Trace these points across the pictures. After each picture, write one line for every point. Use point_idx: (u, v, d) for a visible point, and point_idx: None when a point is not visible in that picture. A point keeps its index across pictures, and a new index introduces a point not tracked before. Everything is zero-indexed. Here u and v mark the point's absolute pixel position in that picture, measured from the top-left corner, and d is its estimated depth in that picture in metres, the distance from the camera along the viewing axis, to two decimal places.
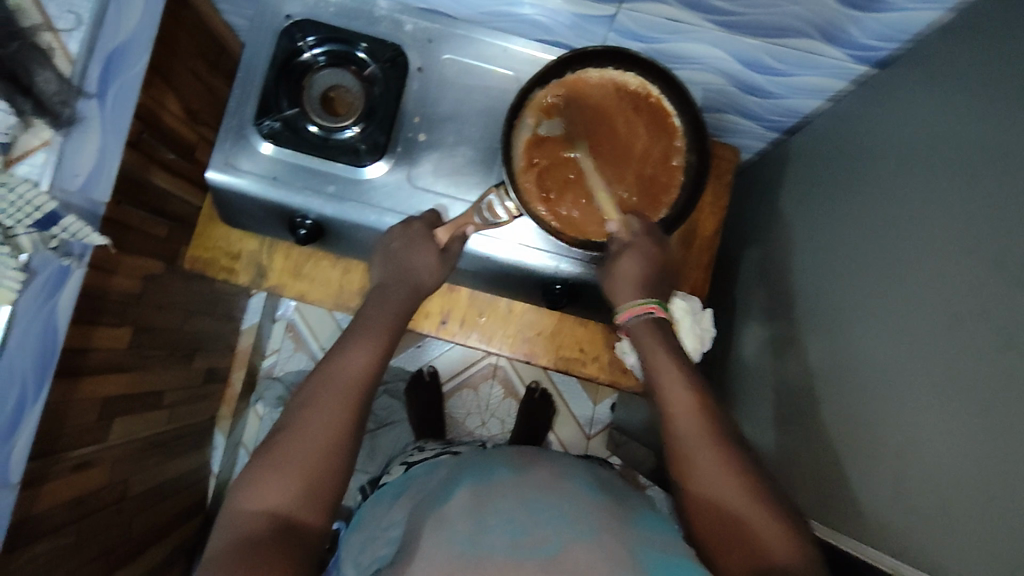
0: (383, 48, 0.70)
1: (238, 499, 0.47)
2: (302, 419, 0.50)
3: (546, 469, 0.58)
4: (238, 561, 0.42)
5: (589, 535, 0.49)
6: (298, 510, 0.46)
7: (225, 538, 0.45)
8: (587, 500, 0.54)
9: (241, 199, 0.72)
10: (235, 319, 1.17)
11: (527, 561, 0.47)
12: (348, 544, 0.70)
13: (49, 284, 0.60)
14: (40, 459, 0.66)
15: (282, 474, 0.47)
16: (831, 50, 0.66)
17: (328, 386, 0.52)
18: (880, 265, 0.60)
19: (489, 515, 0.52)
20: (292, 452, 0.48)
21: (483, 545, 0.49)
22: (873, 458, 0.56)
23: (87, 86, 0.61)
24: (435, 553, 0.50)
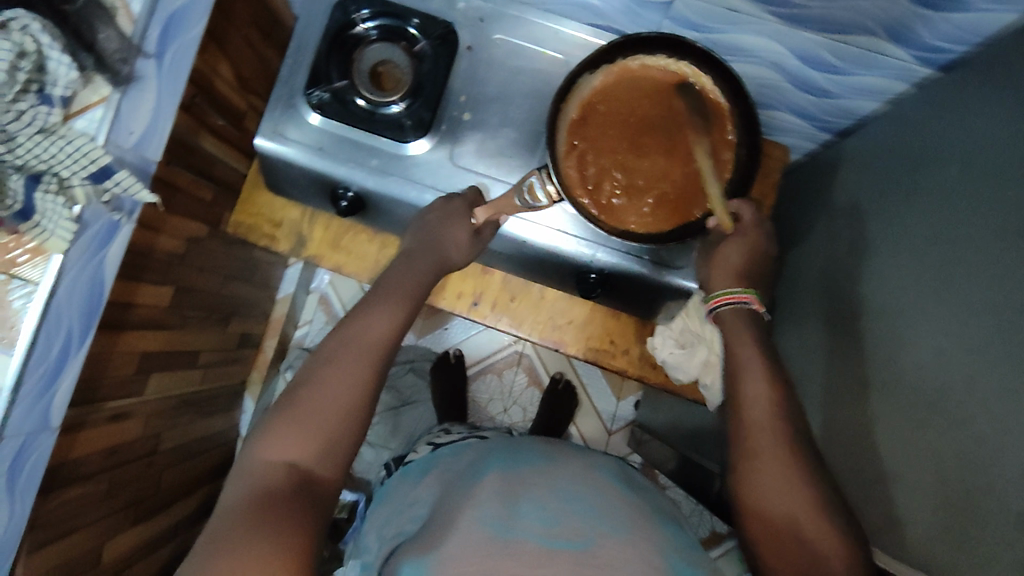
0: (435, 25, 0.70)
1: (257, 447, 0.47)
2: (323, 375, 0.50)
3: (577, 464, 0.59)
4: (259, 513, 0.42)
5: (620, 532, 0.50)
6: (313, 464, 0.47)
7: (243, 484, 0.45)
8: (618, 499, 0.54)
9: (287, 167, 0.73)
10: (271, 288, 1.19)
11: (560, 550, 0.47)
12: (371, 516, 0.71)
13: (98, 237, 0.62)
14: (80, 406, 0.69)
15: (304, 428, 0.48)
16: (895, 50, 0.64)
17: (352, 346, 0.52)
18: (933, 276, 0.58)
19: (521, 501, 0.52)
20: (312, 408, 0.49)
21: (517, 529, 0.49)
22: (916, 478, 0.54)
23: (147, 46, 0.63)
24: (468, 531, 0.50)
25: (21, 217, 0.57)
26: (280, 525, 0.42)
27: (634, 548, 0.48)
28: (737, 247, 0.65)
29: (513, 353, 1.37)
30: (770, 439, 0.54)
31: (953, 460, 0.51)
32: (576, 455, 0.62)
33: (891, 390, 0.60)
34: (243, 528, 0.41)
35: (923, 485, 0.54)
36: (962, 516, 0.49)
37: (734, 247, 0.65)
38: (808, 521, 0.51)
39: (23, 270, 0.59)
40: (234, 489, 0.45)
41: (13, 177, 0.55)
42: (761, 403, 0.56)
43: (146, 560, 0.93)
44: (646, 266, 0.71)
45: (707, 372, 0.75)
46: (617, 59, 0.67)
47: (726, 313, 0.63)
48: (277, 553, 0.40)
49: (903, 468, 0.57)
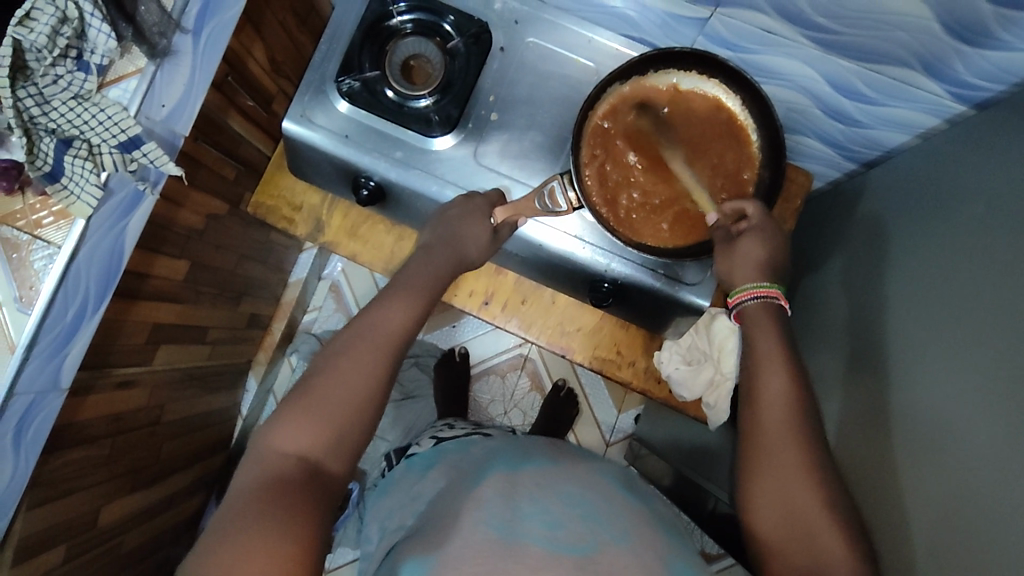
0: (469, 23, 0.71)
1: (269, 435, 0.47)
2: (338, 365, 0.50)
3: (583, 471, 0.59)
4: (265, 500, 0.43)
5: (622, 541, 0.50)
6: (324, 457, 0.47)
7: (254, 471, 0.45)
8: (625, 507, 0.54)
9: (311, 152, 0.73)
10: (284, 271, 1.19)
11: (563, 556, 0.47)
12: (377, 503, 0.72)
13: (121, 207, 0.63)
14: (89, 370, 0.69)
15: (316, 418, 0.48)
16: (930, 84, 0.64)
17: (365, 338, 0.53)
18: (955, 314, 0.57)
19: (524, 503, 0.53)
20: (325, 397, 0.49)
21: (519, 533, 0.49)
22: (927, 516, 0.54)
23: (185, 22, 0.64)
24: (473, 533, 0.50)
25: (50, 179, 0.59)
26: (290, 516, 0.42)
27: (641, 558, 0.48)
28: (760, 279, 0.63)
29: (518, 357, 1.37)
30: (788, 450, 0.53)
31: (964, 497, 0.50)
32: (580, 460, 0.63)
33: (909, 425, 0.59)
34: (251, 515, 0.41)
35: (930, 524, 0.53)
36: (965, 554, 0.49)
37: (756, 258, 0.63)
38: (830, 540, 0.49)
39: (46, 232, 0.61)
40: (245, 476, 0.46)
41: (45, 140, 0.58)
42: (779, 421, 0.55)
43: (140, 528, 0.94)
44: (660, 279, 0.71)
45: (711, 394, 0.76)
46: (649, 72, 0.67)
47: (750, 307, 0.63)
48: (287, 541, 0.41)
49: (914, 499, 0.56)
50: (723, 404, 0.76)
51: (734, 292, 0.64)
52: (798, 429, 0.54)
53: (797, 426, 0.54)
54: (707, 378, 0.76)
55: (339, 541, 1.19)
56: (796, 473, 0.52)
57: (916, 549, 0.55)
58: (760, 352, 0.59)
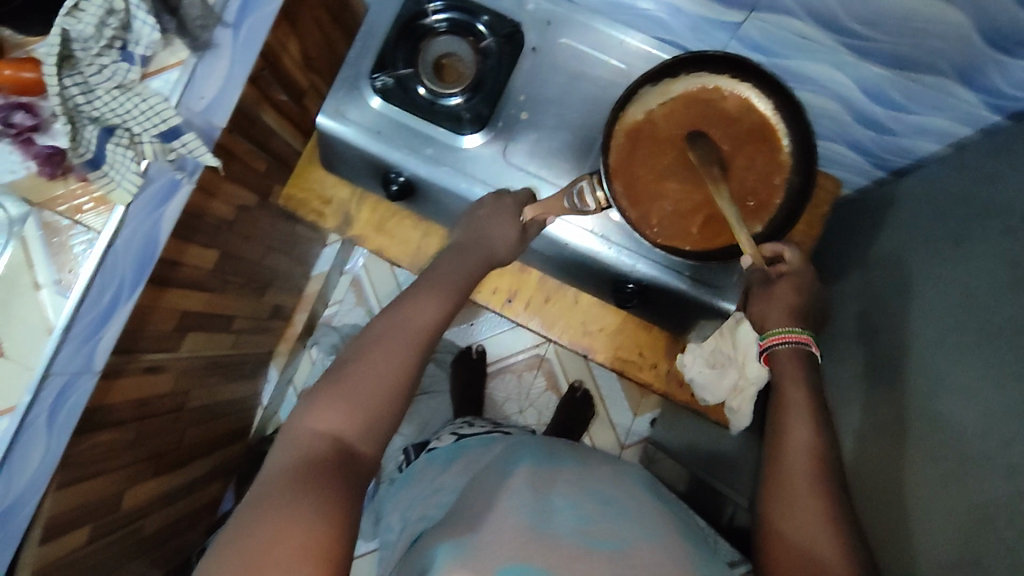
0: (503, 23, 0.72)
1: (303, 418, 0.48)
2: (369, 354, 0.51)
3: (613, 476, 0.60)
4: (301, 478, 0.44)
5: (651, 540, 0.50)
6: (356, 441, 0.48)
7: (288, 452, 0.46)
8: (651, 507, 0.55)
9: (343, 147, 0.74)
10: (308, 263, 1.21)
11: (595, 548, 0.47)
12: (398, 494, 0.73)
13: (160, 193, 0.64)
14: (120, 354, 0.71)
15: (347, 405, 0.48)
16: (965, 93, 0.63)
17: (398, 328, 0.54)
18: (983, 324, 0.57)
19: (555, 498, 0.53)
20: (358, 385, 0.49)
21: (552, 524, 0.50)
22: (951, 528, 0.54)
23: (226, 16, 0.65)
24: (505, 520, 0.50)
25: (91, 165, 0.61)
26: (321, 497, 0.43)
27: (671, 559, 0.48)
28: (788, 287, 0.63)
29: (535, 356, 1.38)
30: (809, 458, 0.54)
31: (993, 510, 0.50)
32: (608, 462, 0.64)
33: (936, 437, 0.58)
34: (280, 493, 0.42)
35: (954, 535, 0.53)
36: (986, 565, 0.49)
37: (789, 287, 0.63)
38: (833, 560, 0.49)
39: (86, 217, 0.63)
40: (279, 458, 0.46)
41: (88, 127, 0.59)
42: (804, 442, 0.55)
43: (160, 512, 0.95)
44: (685, 282, 0.71)
45: (734, 398, 0.73)
46: (680, 74, 0.67)
47: (783, 352, 0.61)
48: (318, 524, 0.41)
49: (938, 512, 0.56)
50: (746, 408, 0.72)
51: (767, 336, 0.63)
52: (817, 444, 0.55)
53: (821, 443, 0.55)
54: (730, 382, 0.73)
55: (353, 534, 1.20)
56: (814, 500, 0.52)
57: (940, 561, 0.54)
58: (785, 382, 0.60)
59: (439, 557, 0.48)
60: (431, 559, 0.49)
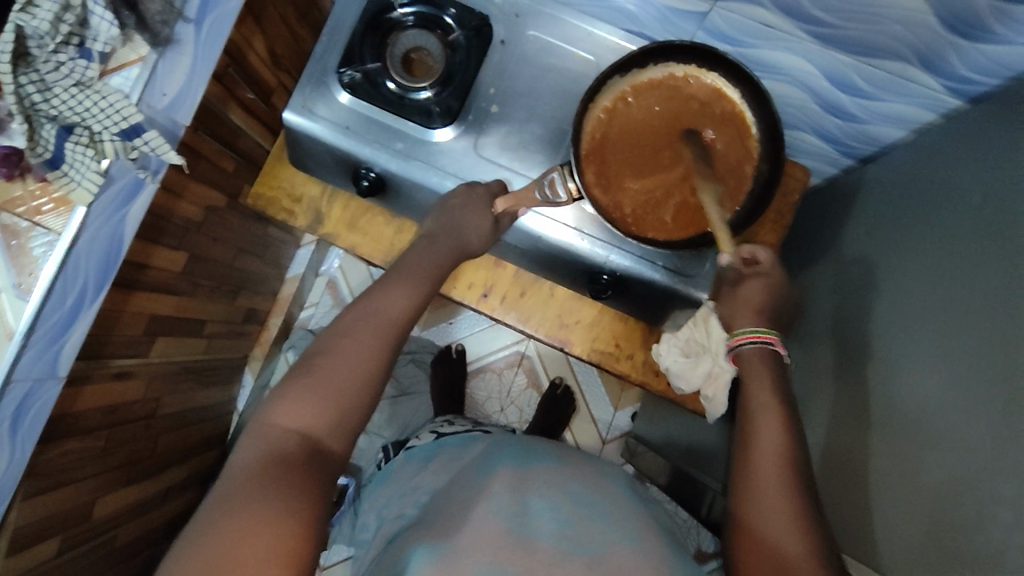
0: (471, 16, 0.71)
1: (271, 413, 0.47)
2: (339, 346, 0.51)
3: (587, 468, 0.61)
4: (269, 475, 0.43)
5: (630, 542, 0.50)
6: (326, 437, 0.47)
7: (255, 447, 0.45)
8: (630, 508, 0.55)
9: (312, 144, 0.73)
10: (281, 265, 1.19)
11: (574, 554, 0.48)
12: (374, 494, 0.73)
13: (122, 193, 0.63)
14: (86, 360, 0.69)
15: (320, 399, 0.48)
16: (926, 78, 0.65)
17: (369, 321, 0.53)
18: (948, 305, 0.58)
19: (533, 499, 0.53)
20: (327, 378, 0.49)
21: (531, 528, 0.50)
22: (920, 504, 0.55)
23: (187, 11, 0.64)
24: (483, 524, 0.50)
25: (50, 166, 0.59)
26: (286, 499, 0.42)
27: (646, 561, 0.49)
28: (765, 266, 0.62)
29: (515, 354, 1.37)
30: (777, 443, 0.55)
31: (959, 486, 0.51)
32: (588, 462, 0.63)
33: (905, 416, 0.59)
34: (247, 492, 0.41)
35: (922, 511, 0.54)
36: (956, 538, 0.50)
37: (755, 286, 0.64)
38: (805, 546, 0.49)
39: (47, 219, 0.61)
40: (247, 453, 0.45)
41: (46, 126, 0.58)
42: (772, 436, 0.56)
43: (134, 522, 0.93)
44: (660, 271, 0.71)
45: (710, 385, 0.74)
46: (649, 64, 0.68)
47: (747, 351, 0.62)
48: (284, 527, 0.40)
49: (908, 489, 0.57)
50: (721, 395, 0.73)
51: (734, 335, 0.64)
52: (785, 431, 0.56)
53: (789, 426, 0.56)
54: (704, 372, 0.74)
55: (334, 538, 1.19)
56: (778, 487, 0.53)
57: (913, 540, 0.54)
58: (751, 382, 0.60)
59: (414, 558, 0.48)
60: (406, 559, 0.49)
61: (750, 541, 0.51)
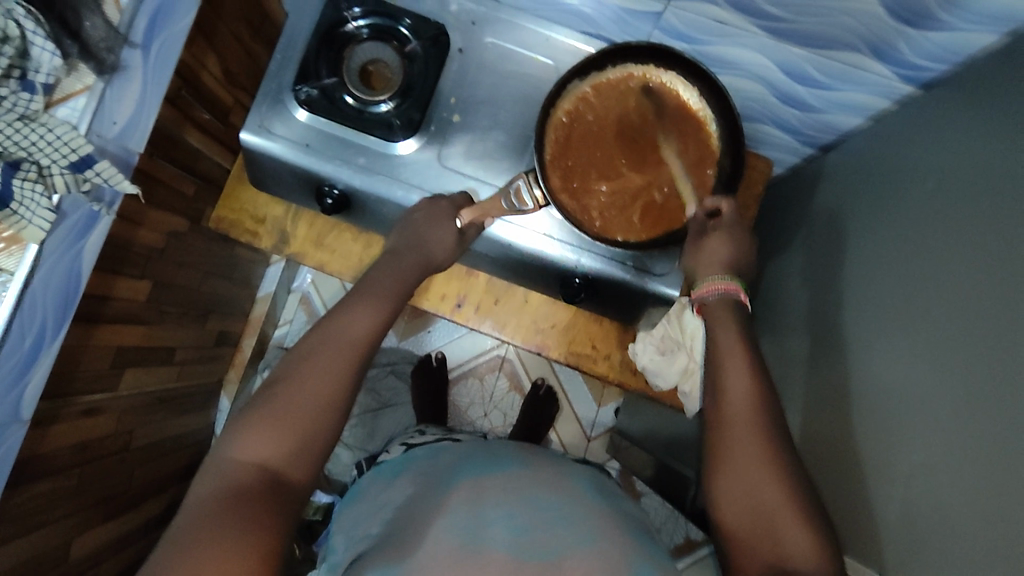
0: (427, 26, 0.70)
1: (227, 449, 0.47)
2: (300, 372, 0.50)
3: (551, 470, 0.62)
4: (226, 513, 0.42)
5: (587, 543, 0.52)
6: (283, 467, 0.47)
7: (210, 484, 0.45)
8: (590, 508, 0.56)
9: (272, 164, 0.72)
10: (252, 285, 1.17)
11: (527, 562, 0.50)
12: (338, 518, 0.70)
13: (76, 229, 0.61)
14: (49, 400, 0.67)
15: (278, 429, 0.47)
16: (878, 67, 0.66)
17: (330, 343, 0.53)
18: (912, 290, 0.59)
19: (489, 508, 0.55)
20: (286, 404, 0.48)
21: (485, 538, 0.52)
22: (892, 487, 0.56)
23: (133, 36, 0.62)
24: (437, 541, 0.52)
25: None
26: (249, 527, 0.42)
27: (603, 560, 0.51)
28: (734, 262, 0.63)
29: (495, 358, 1.37)
30: (748, 419, 0.53)
31: (930, 468, 0.52)
32: (553, 463, 0.64)
33: (879, 401, 0.60)
34: (203, 533, 0.40)
35: (894, 494, 0.55)
36: (929, 519, 0.51)
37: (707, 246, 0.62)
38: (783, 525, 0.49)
39: None
40: (200, 493, 0.44)
41: None
42: (744, 410, 0.54)
43: (114, 559, 0.91)
44: (629, 272, 0.71)
45: (687, 380, 0.75)
46: (607, 66, 0.68)
47: (710, 303, 0.61)
48: (243, 561, 0.40)
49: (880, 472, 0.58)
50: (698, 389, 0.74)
51: (700, 284, 0.62)
52: (758, 404, 0.54)
53: (757, 394, 0.54)
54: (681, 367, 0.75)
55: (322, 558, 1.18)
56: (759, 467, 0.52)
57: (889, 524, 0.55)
58: (722, 344, 0.58)
59: None
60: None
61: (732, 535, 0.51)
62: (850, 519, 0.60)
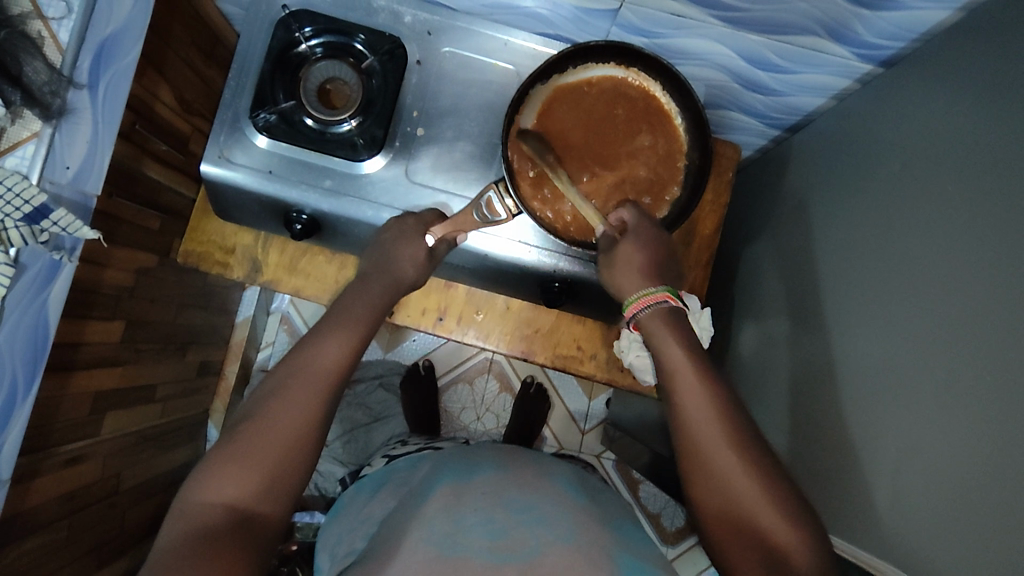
0: (382, 40, 0.68)
1: (194, 489, 0.46)
2: (270, 408, 0.50)
3: (530, 470, 0.62)
4: (190, 553, 0.42)
5: (567, 539, 0.52)
6: (253, 503, 0.46)
7: (178, 526, 0.45)
8: (571, 507, 0.56)
9: (235, 193, 0.71)
10: (229, 311, 1.15)
11: (509, 563, 0.49)
12: (323, 535, 0.71)
13: (37, 279, 0.60)
14: (29, 455, 0.65)
15: (240, 468, 0.47)
16: (836, 48, 0.66)
17: (299, 375, 0.52)
18: (887, 269, 0.60)
19: (466, 516, 0.54)
20: (254, 441, 0.48)
21: (463, 544, 0.51)
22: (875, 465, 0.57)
23: (77, 77, 0.60)
24: (415, 552, 0.50)
25: None
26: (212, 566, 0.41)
27: (581, 555, 0.50)
28: None
29: (483, 361, 1.37)
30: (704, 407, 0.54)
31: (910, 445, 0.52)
32: (534, 466, 0.64)
33: (859, 382, 0.61)
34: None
35: (875, 472, 0.56)
36: (912, 495, 0.51)
37: (630, 233, 0.62)
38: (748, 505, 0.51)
39: None
40: (169, 532, 0.45)
41: None
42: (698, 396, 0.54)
43: None
44: None
45: None
46: (569, 68, 0.67)
47: (644, 316, 0.60)
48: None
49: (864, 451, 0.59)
50: None
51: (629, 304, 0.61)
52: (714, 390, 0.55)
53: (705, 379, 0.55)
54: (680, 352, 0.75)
55: None
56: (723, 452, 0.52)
57: (875, 504, 0.56)
58: (663, 348, 0.57)
59: None
60: None
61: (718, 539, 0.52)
62: (837, 500, 0.61)
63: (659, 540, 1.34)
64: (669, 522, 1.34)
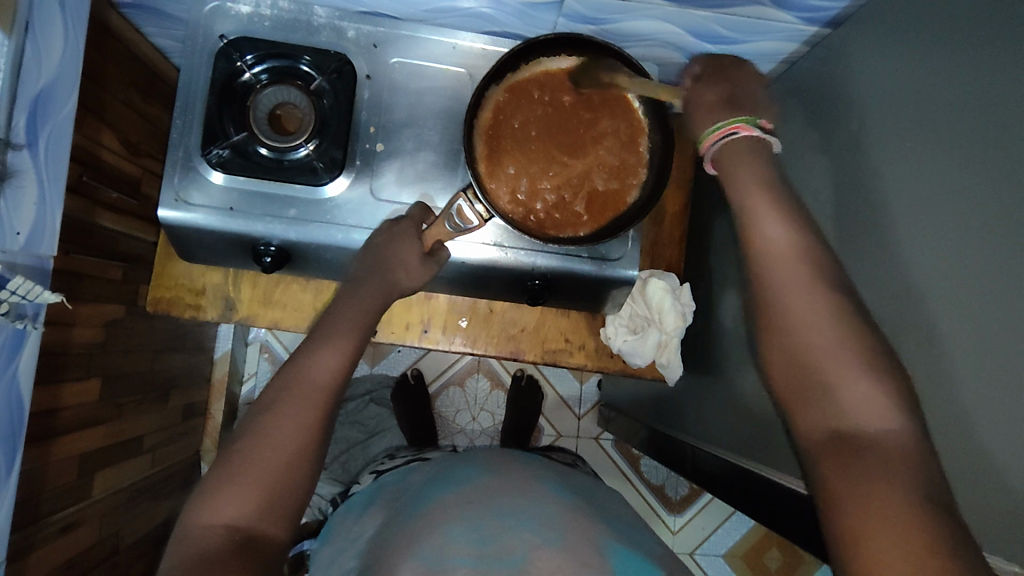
0: (328, 58, 0.67)
1: (192, 513, 0.45)
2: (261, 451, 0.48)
3: (518, 473, 0.62)
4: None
5: (556, 540, 0.51)
6: (255, 523, 0.45)
7: (178, 550, 0.43)
8: (559, 506, 0.56)
9: (198, 234, 0.69)
10: (206, 347, 1.12)
11: (492, 567, 0.48)
12: (319, 558, 0.70)
13: (7, 348, 0.57)
14: (23, 530, 0.63)
15: (236, 493, 0.46)
16: (782, 14, 0.65)
17: (291, 395, 0.50)
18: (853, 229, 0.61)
19: (452, 528, 0.53)
20: (245, 466, 0.47)
21: (448, 554, 0.50)
22: None
23: (16, 137, 0.57)
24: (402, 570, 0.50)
25: None
26: None
27: (571, 555, 0.49)
28: None
29: (472, 361, 1.36)
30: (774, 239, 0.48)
31: None
32: (525, 470, 0.64)
33: None
34: None
35: None
36: None
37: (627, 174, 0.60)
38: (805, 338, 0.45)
39: None
40: (170, 557, 0.43)
41: None
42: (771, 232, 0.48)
43: None
44: (586, 263, 0.72)
45: (663, 353, 0.80)
46: (521, 64, 0.66)
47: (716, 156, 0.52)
48: None
49: None
50: (675, 359, 0.80)
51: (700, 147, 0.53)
52: None
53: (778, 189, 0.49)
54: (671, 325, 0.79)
55: None
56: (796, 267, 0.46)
57: None
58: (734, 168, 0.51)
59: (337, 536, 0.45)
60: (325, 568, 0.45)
61: (788, 408, 0.45)
62: None
63: (664, 510, 1.37)
64: (672, 492, 1.37)
